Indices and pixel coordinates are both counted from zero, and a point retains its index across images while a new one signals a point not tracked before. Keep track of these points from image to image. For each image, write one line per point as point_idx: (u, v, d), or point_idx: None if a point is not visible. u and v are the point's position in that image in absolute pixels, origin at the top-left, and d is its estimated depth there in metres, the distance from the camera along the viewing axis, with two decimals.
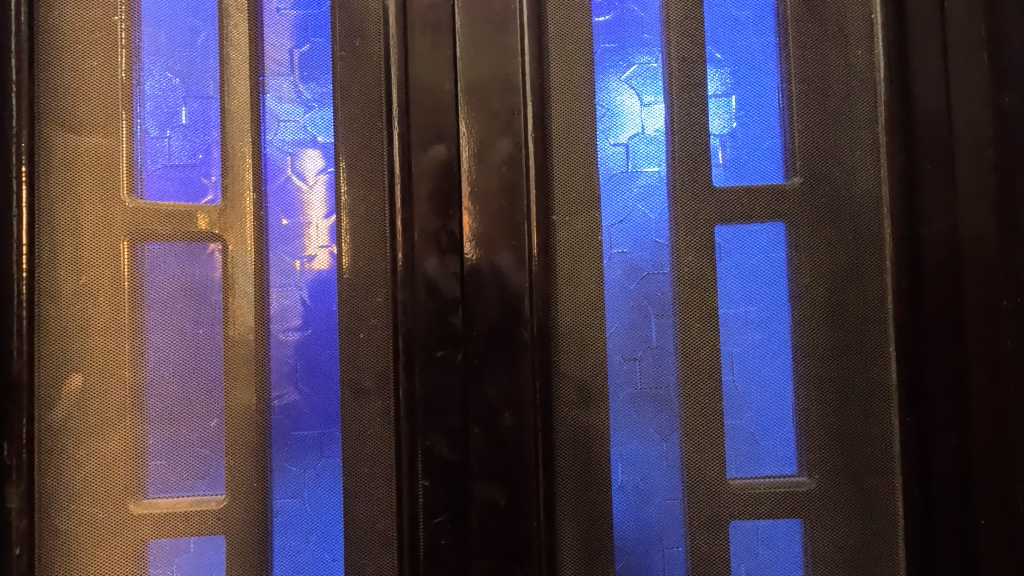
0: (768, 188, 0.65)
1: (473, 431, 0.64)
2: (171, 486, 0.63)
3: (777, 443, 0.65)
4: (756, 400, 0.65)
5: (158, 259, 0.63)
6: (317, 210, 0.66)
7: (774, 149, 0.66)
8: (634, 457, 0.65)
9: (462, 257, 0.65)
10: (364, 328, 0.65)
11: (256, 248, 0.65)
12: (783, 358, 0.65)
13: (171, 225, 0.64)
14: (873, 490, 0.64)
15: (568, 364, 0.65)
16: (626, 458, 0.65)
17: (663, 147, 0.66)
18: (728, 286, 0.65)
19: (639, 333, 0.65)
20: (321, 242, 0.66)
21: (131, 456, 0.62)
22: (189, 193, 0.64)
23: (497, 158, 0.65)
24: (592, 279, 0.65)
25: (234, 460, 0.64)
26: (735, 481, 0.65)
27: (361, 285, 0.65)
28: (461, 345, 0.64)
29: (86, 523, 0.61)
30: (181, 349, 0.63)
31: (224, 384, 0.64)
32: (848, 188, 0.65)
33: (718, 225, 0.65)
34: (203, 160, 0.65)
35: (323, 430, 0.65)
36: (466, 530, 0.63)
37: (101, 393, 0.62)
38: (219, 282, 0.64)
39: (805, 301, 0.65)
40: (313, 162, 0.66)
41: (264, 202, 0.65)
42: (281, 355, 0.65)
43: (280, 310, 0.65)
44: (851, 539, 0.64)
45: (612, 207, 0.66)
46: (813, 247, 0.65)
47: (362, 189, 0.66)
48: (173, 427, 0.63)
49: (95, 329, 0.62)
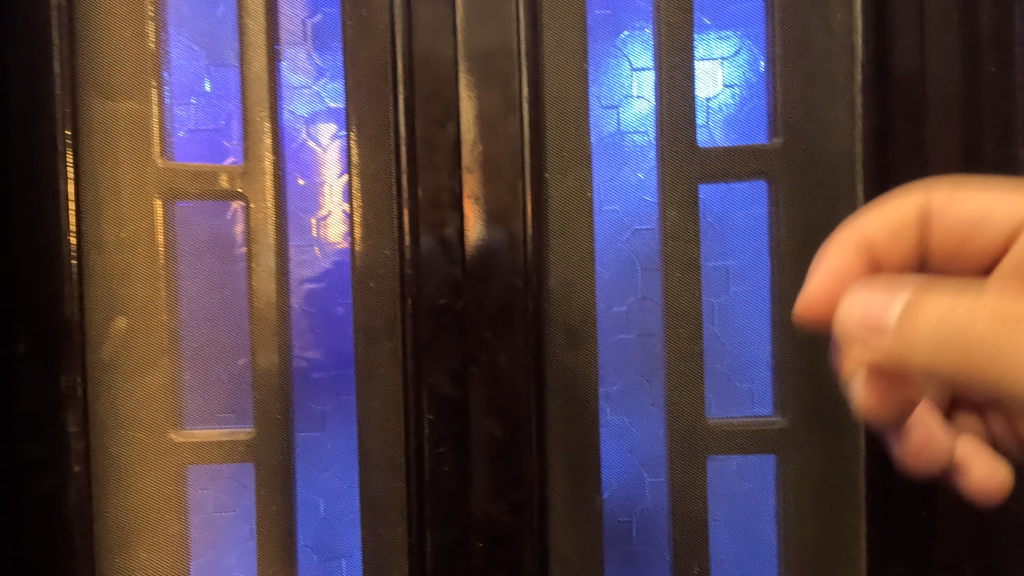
0: (750, 148, 0.70)
1: (472, 371, 0.70)
2: (206, 417, 0.71)
3: (754, 385, 0.71)
4: (733, 345, 0.70)
5: (188, 215, 0.70)
6: (330, 171, 0.71)
7: (757, 111, 0.70)
8: (620, 398, 0.71)
9: (461, 212, 0.70)
10: (374, 278, 0.71)
11: (276, 206, 0.71)
12: (761, 307, 0.70)
13: (197, 184, 0.70)
14: (841, 427, 0.70)
15: (560, 310, 0.71)
16: (613, 399, 0.71)
17: (652, 110, 0.70)
18: (709, 239, 0.70)
19: (627, 283, 0.71)
20: (335, 200, 0.71)
21: (170, 390, 0.70)
22: (213, 155, 0.71)
23: (493, 121, 0.70)
24: (583, 233, 0.71)
25: (260, 395, 0.71)
26: (714, 419, 0.71)
27: (372, 239, 0.71)
28: (462, 294, 0.70)
29: (134, 448, 0.69)
30: (211, 296, 0.70)
31: (249, 327, 0.71)
32: (825, 146, 0.69)
33: (701, 183, 0.70)
34: (225, 125, 0.71)
35: (338, 370, 0.72)
36: (466, 460, 0.70)
37: (141, 333, 0.69)
38: (243, 237, 0.71)
39: (782, 253, 0.69)
40: (327, 127, 0.72)
41: (280, 163, 0.71)
42: (299, 303, 0.71)
43: (299, 263, 0.71)
44: (818, 471, 0.70)
45: (603, 167, 0.71)
46: (791, 202, 0.69)
47: (370, 150, 0.71)
48: (205, 366, 0.71)
49: (135, 277, 0.69)
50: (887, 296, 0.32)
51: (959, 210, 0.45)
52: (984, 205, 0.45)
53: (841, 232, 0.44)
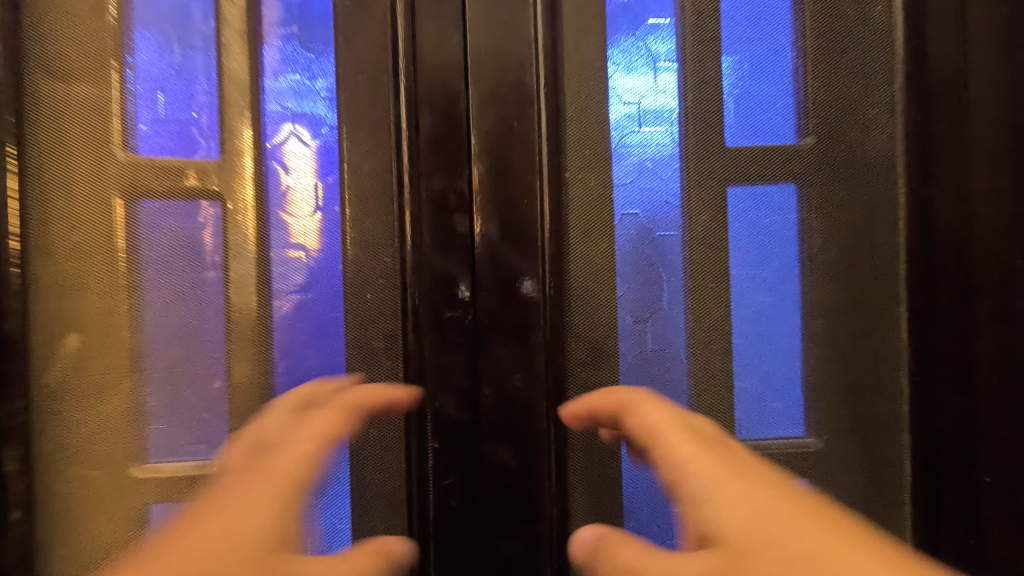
0: (781, 148, 0.65)
1: (484, 393, 0.63)
2: (173, 450, 0.61)
3: (788, 404, 0.65)
4: (762, 362, 0.65)
5: (155, 217, 0.61)
6: (319, 167, 0.63)
7: (788, 109, 0.65)
8: None
9: (471, 216, 0.63)
10: (371, 289, 0.63)
11: (257, 207, 0.62)
12: (793, 320, 0.65)
13: (166, 182, 0.62)
14: (883, 451, 0.65)
15: (580, 324, 0.64)
16: None
17: (675, 107, 0.65)
18: (738, 248, 0.65)
19: (650, 294, 0.65)
20: (324, 201, 0.63)
21: (132, 419, 0.61)
22: (183, 148, 0.62)
23: (506, 114, 0.63)
24: (604, 239, 0.64)
25: (238, 423, 0.62)
26: (744, 441, 0.65)
27: (369, 245, 0.63)
28: (472, 307, 0.62)
29: (88, 486, 0.60)
30: (180, 310, 0.62)
31: (227, 345, 0.62)
32: (864, 146, 0.65)
33: (731, 186, 0.65)
34: (198, 115, 0.62)
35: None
36: (477, 492, 0.63)
37: (97, 353, 0.60)
38: (219, 241, 0.62)
39: (818, 262, 0.65)
40: (316, 118, 0.63)
41: (261, 157, 0.62)
42: (282, 317, 0.62)
43: (282, 271, 0.62)
44: (860, 500, 0.65)
45: (624, 166, 0.65)
46: (826, 207, 0.65)
47: (366, 144, 0.63)
48: (173, 390, 0.61)
49: (92, 288, 0.60)
50: (593, 531, 0.46)
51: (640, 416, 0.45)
52: (651, 420, 0.44)
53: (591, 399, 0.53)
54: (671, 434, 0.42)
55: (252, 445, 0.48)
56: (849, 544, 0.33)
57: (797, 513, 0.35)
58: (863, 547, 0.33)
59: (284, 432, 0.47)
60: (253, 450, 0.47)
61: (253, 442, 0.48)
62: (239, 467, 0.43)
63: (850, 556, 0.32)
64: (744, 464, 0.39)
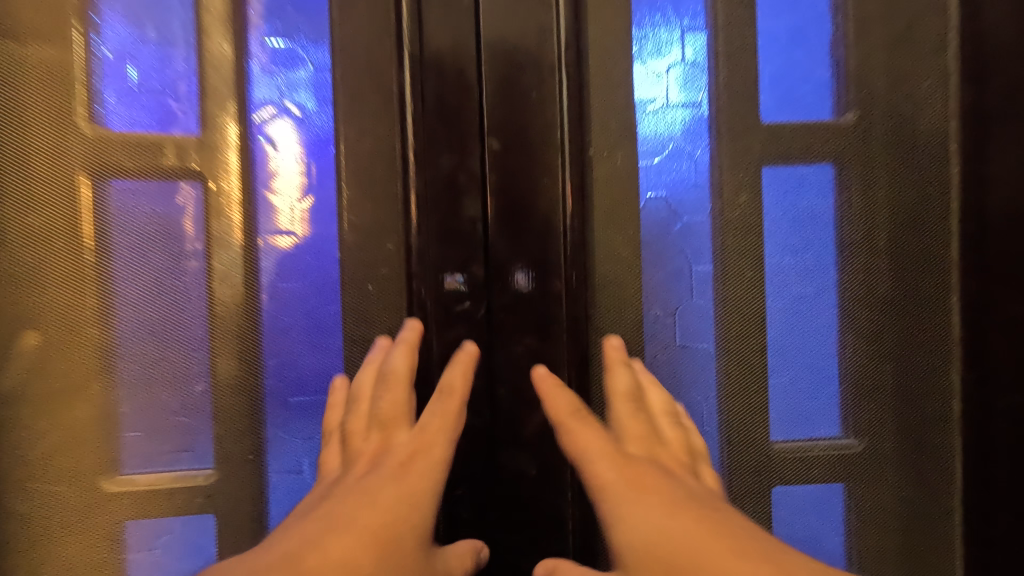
0: (819, 125, 0.59)
1: (500, 394, 0.57)
2: (150, 461, 0.55)
3: (826, 403, 0.61)
4: (798, 357, 0.60)
5: (127, 199, 0.54)
6: (313, 141, 0.56)
7: (825, 82, 0.59)
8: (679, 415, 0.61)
9: (484, 199, 0.56)
10: (373, 280, 0.56)
11: (242, 188, 0.55)
12: (831, 312, 0.60)
13: (138, 158, 0.54)
14: (932, 453, 0.60)
15: (605, 318, 0.58)
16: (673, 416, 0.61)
17: (705, 79, 0.59)
18: (774, 235, 0.60)
19: (677, 285, 0.59)
20: (319, 182, 0.56)
21: (102, 426, 0.54)
22: (158, 121, 0.55)
23: (524, 85, 0.57)
24: (630, 224, 0.59)
25: (224, 430, 0.55)
26: (779, 444, 0.60)
27: (370, 231, 0.56)
28: (486, 299, 0.56)
29: (50, 504, 0.53)
30: (155, 304, 0.55)
31: (210, 343, 0.55)
32: (915, 123, 0.59)
33: (764, 167, 0.59)
34: (174, 83, 0.55)
35: (322, 396, 0.56)
36: (491, 505, 0.57)
37: (61, 354, 0.54)
38: (201, 226, 0.55)
39: (861, 249, 0.60)
40: (307, 87, 0.56)
41: (247, 130, 0.55)
42: (272, 312, 0.56)
43: (272, 260, 0.56)
44: (905, 505, 0.60)
45: (649, 144, 0.59)
46: (871, 190, 0.59)
47: (366, 117, 0.56)
48: (149, 394, 0.55)
49: (53, 279, 0.53)
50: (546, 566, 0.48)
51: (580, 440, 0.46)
52: (589, 442, 0.46)
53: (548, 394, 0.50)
54: (600, 452, 0.45)
55: (362, 439, 0.49)
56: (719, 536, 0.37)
57: (701, 539, 0.36)
58: (728, 538, 0.36)
59: (403, 429, 0.49)
60: (367, 446, 0.48)
61: (361, 441, 0.49)
62: (377, 449, 0.47)
63: (716, 541, 0.36)
64: (637, 461, 0.44)
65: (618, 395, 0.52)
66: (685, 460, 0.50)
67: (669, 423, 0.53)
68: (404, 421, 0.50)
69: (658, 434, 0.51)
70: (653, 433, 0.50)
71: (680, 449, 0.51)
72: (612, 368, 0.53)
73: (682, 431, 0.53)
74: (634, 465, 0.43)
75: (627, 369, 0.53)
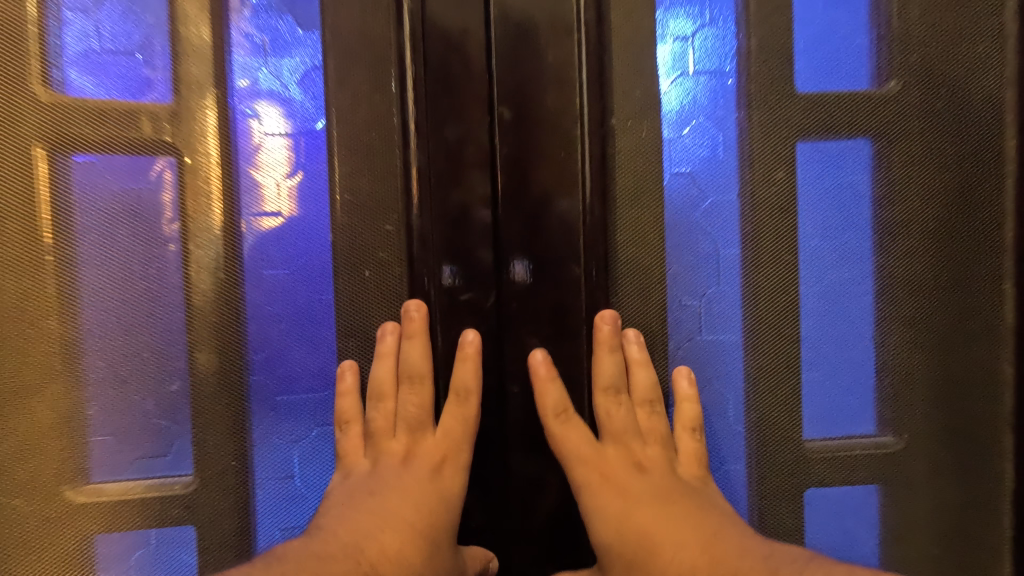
0: (861, 94, 0.54)
1: (512, 391, 0.53)
2: (122, 467, 0.49)
3: (860, 398, 0.56)
4: (836, 349, 0.55)
5: (92, 174, 0.48)
6: (302, 112, 0.50)
7: (867, 47, 0.54)
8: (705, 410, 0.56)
9: (494, 175, 0.50)
10: (370, 265, 0.50)
11: (221, 161, 0.49)
12: (867, 299, 0.55)
13: (105, 129, 0.48)
14: (981, 450, 0.56)
15: (627, 307, 0.53)
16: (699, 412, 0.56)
17: (732, 43, 0.54)
18: (813, 214, 0.55)
19: (704, 270, 0.54)
20: (308, 155, 0.49)
21: (67, 430, 0.48)
22: (127, 86, 0.48)
23: (539, 46, 0.51)
24: (654, 203, 0.53)
25: (204, 434, 0.50)
26: (812, 443, 0.55)
27: (366, 210, 0.50)
28: (495, 287, 0.51)
29: (11, 515, 0.48)
30: (124, 293, 0.48)
31: (187, 337, 0.49)
32: (967, 90, 0.54)
33: (798, 141, 0.54)
34: (144, 44, 0.49)
35: (319, 393, 0.52)
36: (503, 510, 0.52)
37: (20, 348, 0.48)
38: (176, 205, 0.49)
39: (909, 230, 0.55)
40: (294, 49, 0.50)
41: (226, 99, 0.49)
42: (257, 301, 0.49)
43: (256, 243, 0.49)
44: (951, 506, 0.56)
45: (675, 115, 0.53)
46: (920, 164, 0.54)
47: (361, 82, 0.50)
48: (121, 394, 0.49)
49: (7, 265, 0.47)
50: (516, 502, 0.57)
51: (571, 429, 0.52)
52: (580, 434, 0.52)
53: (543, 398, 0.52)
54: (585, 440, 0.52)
55: (390, 435, 0.55)
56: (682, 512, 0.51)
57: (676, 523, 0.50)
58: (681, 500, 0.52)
59: (429, 429, 0.55)
60: (395, 442, 0.55)
61: (390, 439, 0.55)
62: (407, 448, 0.54)
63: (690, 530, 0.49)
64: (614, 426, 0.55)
65: (600, 385, 0.54)
66: (661, 457, 0.55)
67: (648, 414, 0.56)
68: (426, 420, 0.55)
69: (636, 425, 0.56)
70: (634, 427, 0.55)
71: (656, 442, 0.56)
72: (599, 355, 0.53)
73: (661, 420, 0.56)
74: (609, 471, 0.53)
75: (614, 353, 0.53)
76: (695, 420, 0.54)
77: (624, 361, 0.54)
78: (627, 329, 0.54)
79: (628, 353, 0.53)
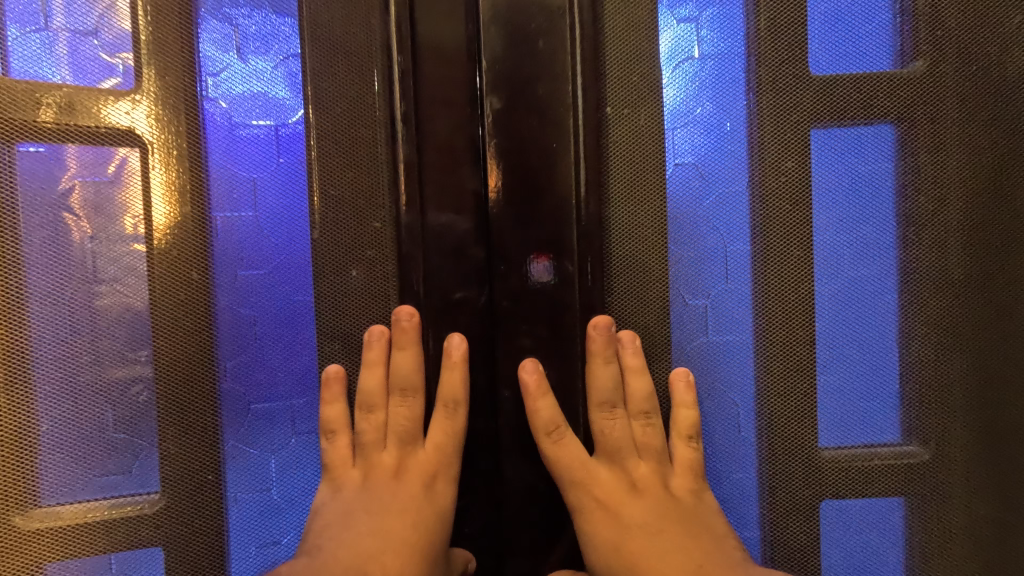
0: (880, 75, 0.50)
1: (503, 398, 0.49)
2: (78, 487, 0.45)
3: (884, 403, 0.52)
4: (857, 351, 0.51)
5: (42, 163, 0.43)
6: (277, 104, 0.46)
7: (886, 26, 0.50)
8: (715, 418, 0.53)
9: (481, 165, 0.47)
10: (358, 265, 0.46)
11: (192, 154, 0.45)
12: (891, 298, 0.51)
13: (55, 112, 0.43)
14: (1015, 455, 0.53)
15: (627, 307, 0.49)
16: (709, 418, 0.53)
17: (739, 23, 0.50)
18: (832, 205, 0.51)
19: (713, 267, 0.50)
20: (283, 147, 0.46)
21: (11, 448, 0.43)
22: (72, 62, 0.44)
23: (528, 24, 0.46)
24: (657, 195, 0.49)
25: (173, 446, 0.45)
26: (830, 452, 0.51)
27: (348, 203, 0.46)
28: (488, 284, 0.47)
29: None
30: (82, 292, 0.44)
31: (154, 340, 0.45)
32: (1000, 70, 0.50)
33: (814, 129, 0.50)
34: (99, 24, 0.44)
35: (293, 400, 0.47)
36: (497, 525, 0.49)
37: None
38: (141, 196, 0.45)
39: (939, 222, 0.51)
40: (268, 35, 0.46)
41: (194, 88, 0.45)
42: (232, 305, 0.46)
43: (231, 244, 0.46)
44: (983, 517, 0.52)
45: (679, 100, 0.49)
46: (949, 151, 0.50)
47: (340, 64, 0.46)
48: (76, 407, 0.44)
49: None
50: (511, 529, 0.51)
51: (566, 448, 0.48)
52: (576, 453, 0.49)
53: (538, 416, 0.47)
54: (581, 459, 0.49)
55: (381, 448, 0.52)
56: (685, 528, 0.49)
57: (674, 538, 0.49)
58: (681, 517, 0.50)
59: (421, 443, 0.52)
60: (386, 455, 0.52)
61: (381, 452, 0.52)
62: (399, 462, 0.52)
63: (691, 547, 0.48)
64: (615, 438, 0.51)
65: (593, 399, 0.51)
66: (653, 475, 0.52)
67: (644, 426, 0.52)
68: (417, 433, 0.52)
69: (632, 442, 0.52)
70: (630, 444, 0.52)
71: (650, 458, 0.53)
72: (593, 366, 0.49)
73: (657, 432, 0.53)
74: (603, 491, 0.50)
75: (609, 364, 0.49)
76: (692, 427, 0.50)
77: (619, 370, 0.50)
78: (622, 331, 0.49)
79: (623, 361, 0.49)
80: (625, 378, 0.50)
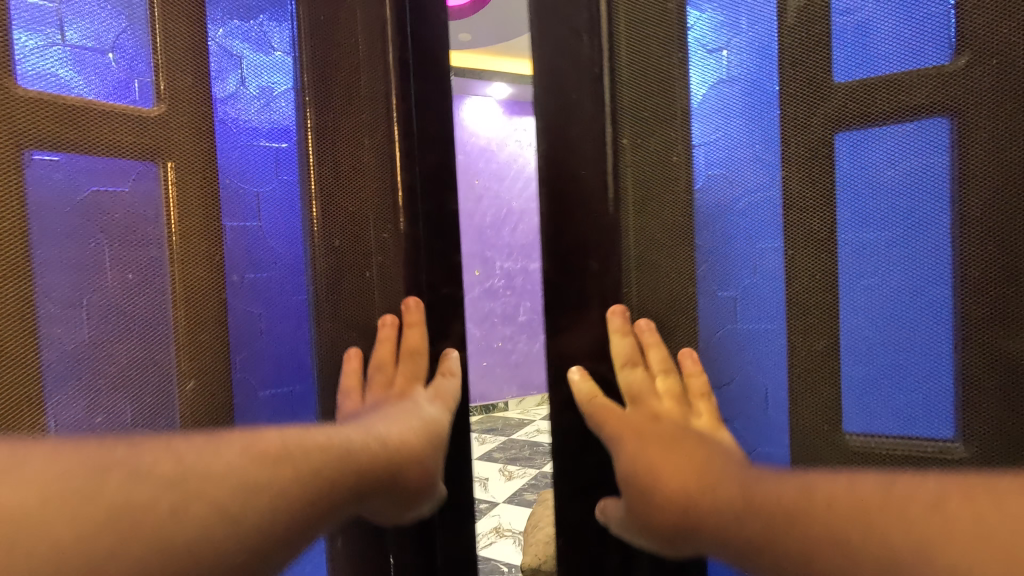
0: (913, 75, 0.49)
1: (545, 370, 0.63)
2: None
3: (924, 400, 0.52)
4: (890, 344, 0.52)
5: (55, 171, 0.50)
6: (278, 125, 0.61)
7: (941, 24, 0.48)
8: (741, 398, 0.59)
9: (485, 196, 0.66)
10: (370, 268, 0.63)
11: (209, 179, 0.57)
12: (932, 294, 0.51)
13: (88, 132, 0.51)
14: None
15: (644, 301, 0.60)
16: (733, 399, 0.59)
17: (771, 45, 0.54)
18: (860, 205, 0.52)
19: (733, 266, 0.57)
20: (285, 172, 0.61)
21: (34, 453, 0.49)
22: (94, 78, 0.52)
23: (555, 87, 0.60)
24: (680, 206, 0.58)
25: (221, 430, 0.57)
26: (855, 438, 0.54)
27: (363, 215, 0.63)
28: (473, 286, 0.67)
29: None
30: (102, 298, 0.52)
31: (172, 335, 0.55)
32: None
33: (840, 133, 0.52)
34: (114, 46, 0.53)
35: (294, 386, 0.62)
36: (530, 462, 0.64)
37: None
38: (159, 214, 0.54)
39: (988, 221, 0.48)
40: (275, 80, 0.61)
41: (213, 115, 0.57)
42: (241, 295, 0.59)
43: (242, 250, 0.59)
44: None
45: (705, 123, 0.57)
46: (1001, 149, 0.48)
47: (361, 112, 0.63)
48: (97, 401, 0.52)
49: None
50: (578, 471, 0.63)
51: (598, 402, 0.60)
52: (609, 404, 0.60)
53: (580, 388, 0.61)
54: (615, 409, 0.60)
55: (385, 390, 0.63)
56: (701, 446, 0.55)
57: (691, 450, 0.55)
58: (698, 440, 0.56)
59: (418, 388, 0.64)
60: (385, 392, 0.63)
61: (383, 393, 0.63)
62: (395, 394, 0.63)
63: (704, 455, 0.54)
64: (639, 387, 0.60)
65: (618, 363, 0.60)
66: (676, 412, 0.58)
67: (664, 379, 0.60)
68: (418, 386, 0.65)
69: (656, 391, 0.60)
70: (655, 393, 0.60)
71: (673, 399, 0.59)
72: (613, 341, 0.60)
73: (679, 383, 0.60)
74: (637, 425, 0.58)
75: (628, 338, 0.60)
76: (704, 388, 0.59)
77: (639, 344, 0.60)
78: (639, 319, 0.60)
79: (642, 338, 0.60)
80: (645, 350, 0.60)
